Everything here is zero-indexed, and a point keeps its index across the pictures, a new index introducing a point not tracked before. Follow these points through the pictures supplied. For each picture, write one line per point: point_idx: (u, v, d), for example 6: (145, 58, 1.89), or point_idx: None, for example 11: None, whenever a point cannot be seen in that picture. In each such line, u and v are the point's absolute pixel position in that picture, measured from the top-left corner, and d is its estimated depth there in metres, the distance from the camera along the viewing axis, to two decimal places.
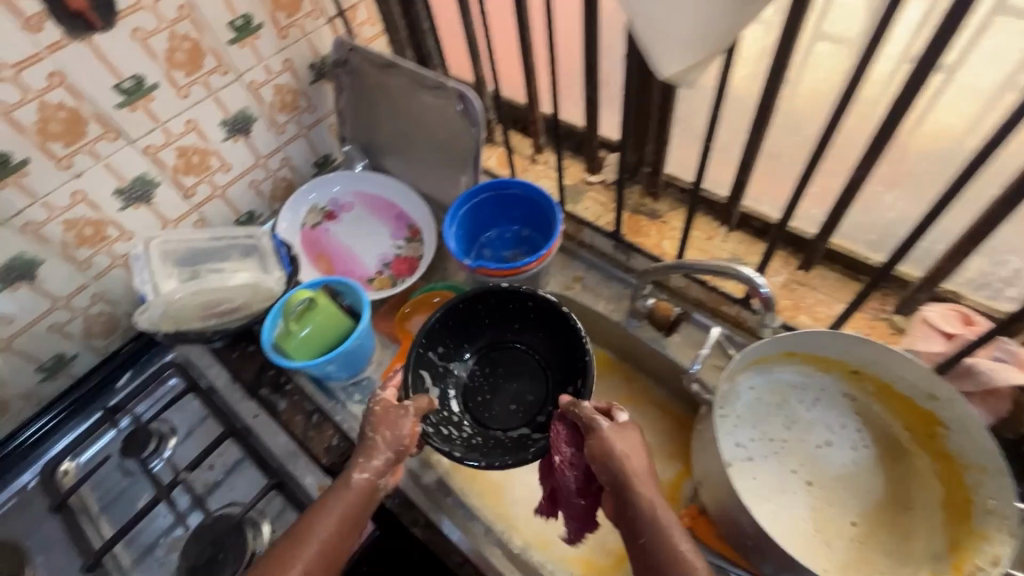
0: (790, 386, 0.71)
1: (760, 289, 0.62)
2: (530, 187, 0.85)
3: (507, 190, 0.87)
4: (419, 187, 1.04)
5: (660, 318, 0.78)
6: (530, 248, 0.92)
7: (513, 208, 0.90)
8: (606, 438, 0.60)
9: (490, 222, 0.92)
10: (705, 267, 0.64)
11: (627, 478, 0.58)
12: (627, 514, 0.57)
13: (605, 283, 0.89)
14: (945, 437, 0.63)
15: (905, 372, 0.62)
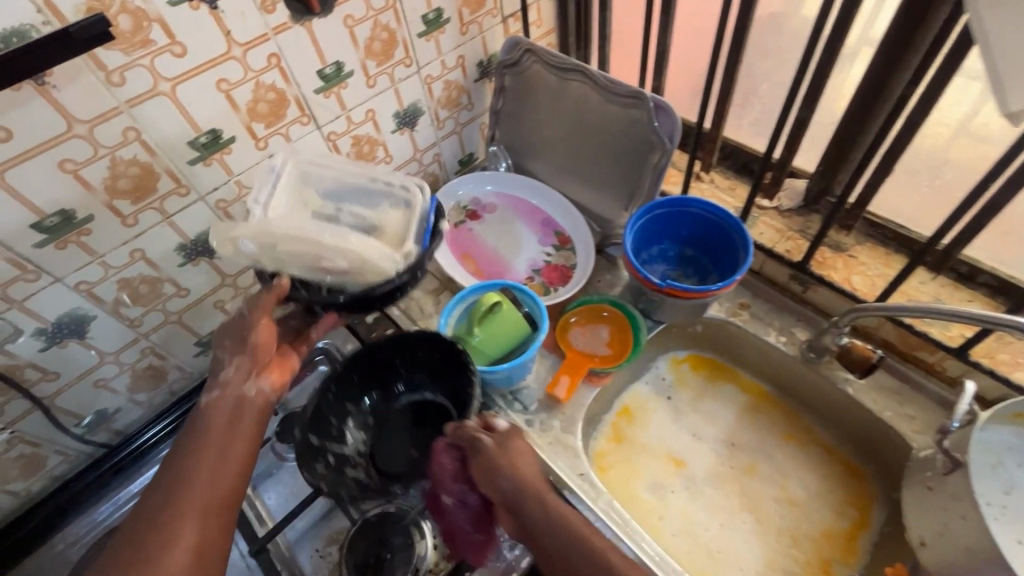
0: (1007, 447, 0.66)
1: None
2: (713, 208, 0.83)
3: (686, 209, 0.85)
4: (569, 194, 1.02)
5: (859, 358, 0.73)
6: (696, 271, 0.89)
7: (687, 228, 0.87)
8: (492, 463, 0.63)
9: (658, 240, 0.90)
10: (977, 316, 0.58)
11: (518, 492, 0.61)
12: (523, 526, 0.59)
13: (775, 313, 0.85)
14: None
15: None
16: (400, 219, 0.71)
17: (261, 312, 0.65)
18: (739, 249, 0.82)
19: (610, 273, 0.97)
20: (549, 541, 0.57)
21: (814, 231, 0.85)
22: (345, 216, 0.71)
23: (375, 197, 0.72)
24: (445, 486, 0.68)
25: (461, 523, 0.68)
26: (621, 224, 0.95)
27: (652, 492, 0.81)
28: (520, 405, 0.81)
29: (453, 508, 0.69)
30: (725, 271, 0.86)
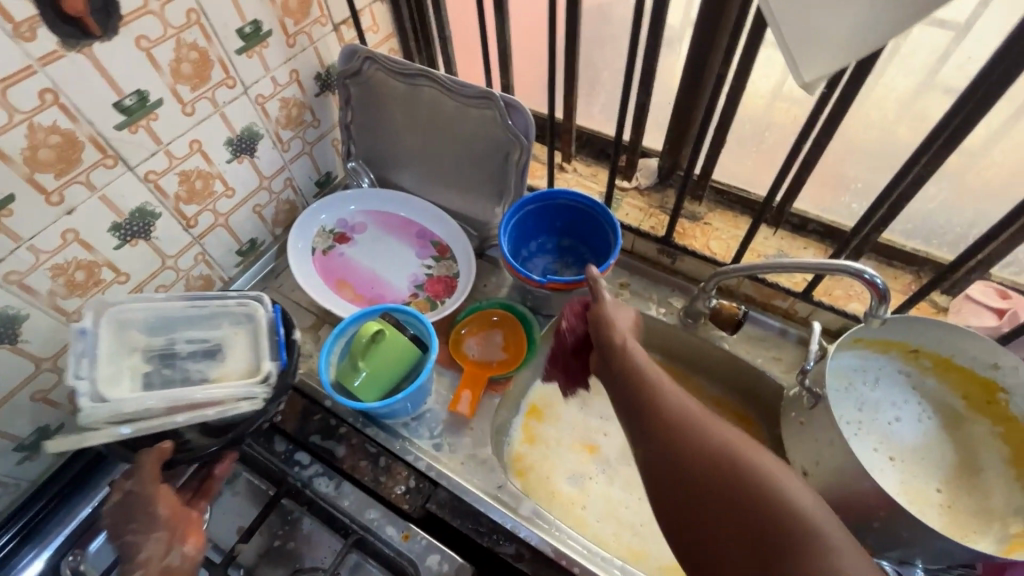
0: (853, 370, 0.75)
1: (869, 278, 0.60)
2: (576, 197, 0.85)
3: (555, 201, 0.86)
4: (441, 202, 0.99)
5: (726, 317, 0.78)
6: (575, 258, 0.90)
7: (559, 219, 0.89)
8: (607, 316, 0.63)
9: (535, 234, 0.90)
10: (810, 266, 0.64)
11: (607, 332, 0.63)
12: (604, 357, 0.63)
13: (652, 288, 0.90)
14: (1007, 403, 0.68)
15: (967, 349, 0.69)
16: (248, 342, 0.72)
17: (153, 485, 0.62)
18: (609, 234, 0.84)
19: (495, 275, 0.96)
20: (621, 369, 0.60)
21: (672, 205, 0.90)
22: (185, 352, 0.71)
23: (210, 320, 0.73)
24: (566, 317, 0.68)
25: (562, 346, 0.70)
26: (496, 225, 0.94)
27: (571, 483, 0.81)
28: (429, 431, 0.77)
29: (563, 340, 0.69)
30: (600, 255, 0.87)
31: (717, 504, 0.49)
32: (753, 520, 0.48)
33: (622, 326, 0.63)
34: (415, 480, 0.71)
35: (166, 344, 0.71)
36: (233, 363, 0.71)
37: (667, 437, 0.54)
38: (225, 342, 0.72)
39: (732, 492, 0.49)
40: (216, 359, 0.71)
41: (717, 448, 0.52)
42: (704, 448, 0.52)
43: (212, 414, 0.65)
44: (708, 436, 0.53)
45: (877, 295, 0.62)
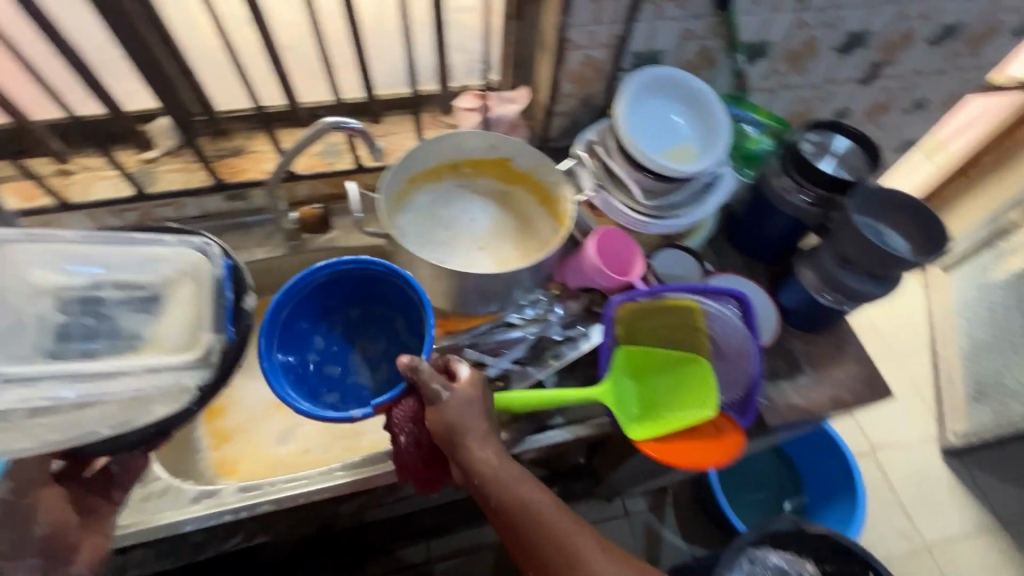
0: (428, 204, 0.89)
1: (349, 127, 0.69)
2: (331, 268, 0.73)
3: (311, 281, 0.73)
4: None
5: (310, 221, 0.84)
6: (370, 325, 0.80)
7: (320, 288, 0.75)
8: (446, 418, 0.62)
9: (299, 315, 0.75)
10: (304, 140, 0.70)
11: (455, 434, 0.62)
12: (453, 450, 0.62)
13: (248, 234, 0.87)
14: (513, 164, 0.89)
15: (469, 143, 0.86)
16: (198, 297, 0.62)
17: (41, 489, 0.58)
18: (394, 288, 0.76)
19: None
20: (469, 475, 0.62)
21: (208, 153, 0.86)
22: (114, 299, 0.60)
23: (143, 262, 0.61)
24: (403, 428, 0.66)
25: (410, 458, 0.68)
26: None
27: (284, 444, 0.83)
28: None
29: (411, 452, 0.67)
30: (393, 304, 0.79)
31: (520, 541, 0.60)
32: (537, 554, 0.59)
33: (459, 421, 0.62)
34: None
35: (88, 287, 0.59)
36: (172, 326, 0.60)
37: (527, 541, 0.59)
38: (165, 292, 0.61)
39: (532, 541, 0.59)
40: (151, 312, 0.61)
41: (551, 529, 0.59)
42: (517, 508, 0.59)
43: (108, 431, 0.57)
44: (548, 525, 0.59)
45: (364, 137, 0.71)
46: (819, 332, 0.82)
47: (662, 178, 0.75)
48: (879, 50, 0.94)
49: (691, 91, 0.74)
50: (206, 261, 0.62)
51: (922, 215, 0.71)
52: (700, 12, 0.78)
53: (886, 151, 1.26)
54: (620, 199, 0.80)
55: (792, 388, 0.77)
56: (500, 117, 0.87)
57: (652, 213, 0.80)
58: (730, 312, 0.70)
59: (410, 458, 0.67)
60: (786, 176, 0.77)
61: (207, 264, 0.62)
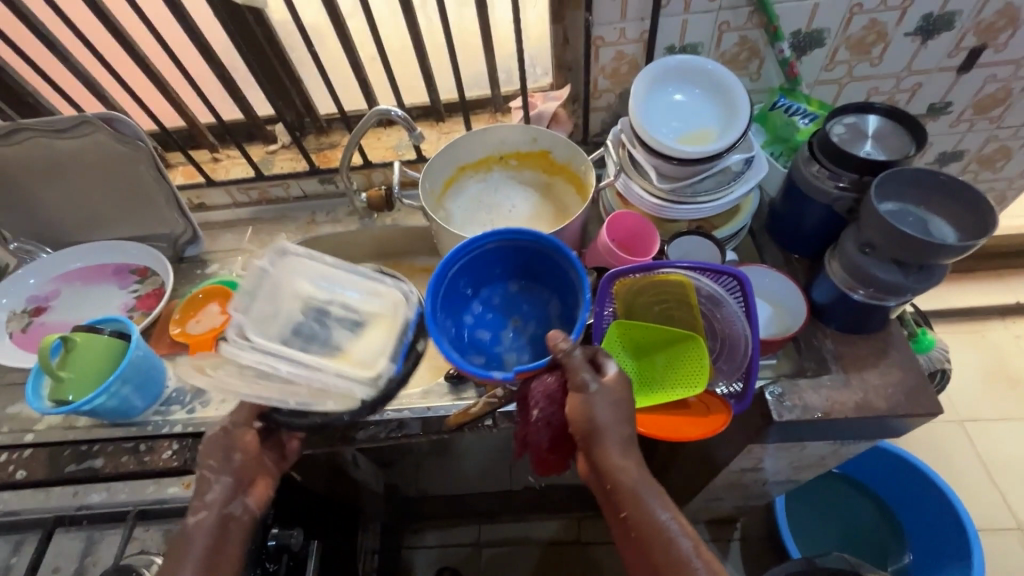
0: (476, 191, 1.00)
1: (393, 113, 0.85)
2: (507, 234, 0.77)
3: (485, 248, 0.78)
4: (131, 236, 1.04)
5: (377, 201, 0.99)
6: (528, 301, 0.84)
7: (488, 258, 0.80)
8: (592, 411, 0.63)
9: (466, 279, 0.81)
10: (359, 125, 0.87)
11: (596, 436, 0.63)
12: (590, 451, 0.64)
13: (332, 212, 1.07)
14: (554, 157, 0.96)
15: (510, 138, 0.96)
16: (386, 331, 0.82)
17: (243, 428, 0.72)
18: (558, 265, 0.77)
19: (200, 267, 1.04)
20: (601, 476, 0.64)
21: (311, 147, 1.08)
22: (336, 314, 0.82)
23: (356, 290, 0.84)
24: (539, 405, 0.68)
25: (537, 437, 0.71)
26: (179, 229, 1.03)
27: None
28: (177, 405, 0.85)
29: (539, 427, 0.69)
30: (557, 286, 0.81)
31: (640, 548, 0.61)
32: (656, 565, 0.60)
33: (600, 421, 0.63)
34: (176, 443, 0.80)
35: (323, 300, 0.82)
36: (365, 348, 0.80)
37: (644, 546, 0.61)
38: (369, 318, 0.83)
39: (652, 553, 0.60)
40: (356, 331, 0.81)
41: (675, 547, 0.60)
42: (642, 516, 0.61)
43: (295, 405, 0.73)
44: (672, 544, 0.60)
45: (404, 124, 0.86)
46: (859, 332, 0.74)
47: (676, 161, 0.76)
48: (973, 33, 0.84)
49: (708, 77, 0.76)
50: (401, 306, 0.83)
51: (972, 198, 0.64)
52: (732, 3, 0.79)
53: (1017, 154, 1.08)
54: (639, 185, 0.82)
55: (811, 385, 0.71)
56: (543, 113, 0.95)
57: (669, 198, 0.80)
58: (720, 288, 0.69)
59: (536, 435, 0.70)
60: (817, 164, 0.73)
61: (401, 308, 0.83)
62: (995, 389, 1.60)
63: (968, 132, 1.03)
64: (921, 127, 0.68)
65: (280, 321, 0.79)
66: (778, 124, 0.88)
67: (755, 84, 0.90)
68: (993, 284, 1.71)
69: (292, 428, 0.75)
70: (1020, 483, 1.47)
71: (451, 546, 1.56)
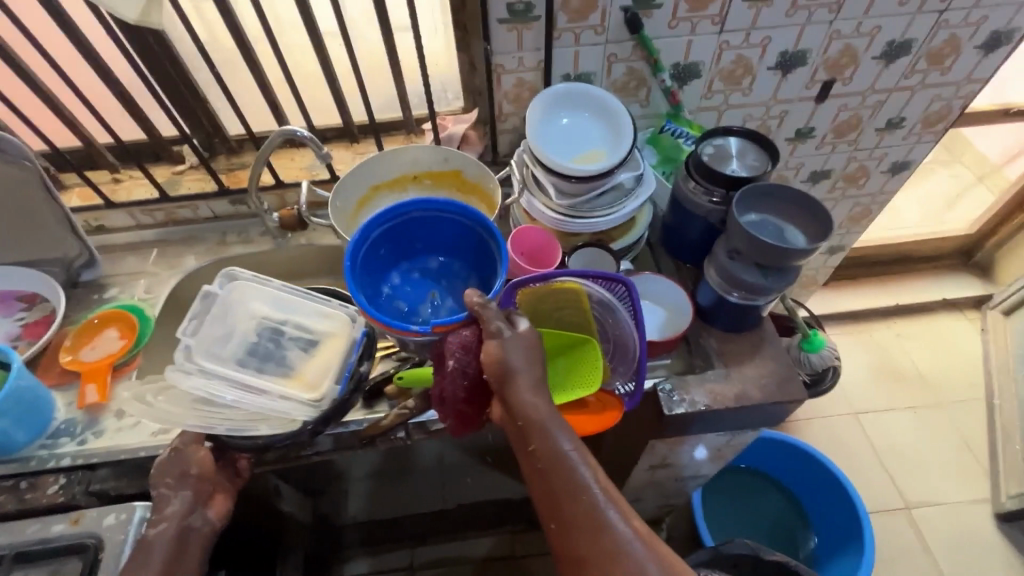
0: None
1: (298, 134, 0.86)
2: (430, 203, 0.80)
3: (409, 215, 0.81)
4: (17, 261, 0.98)
5: (288, 220, 1.00)
6: (446, 276, 0.87)
7: (412, 228, 0.83)
8: (505, 354, 0.67)
9: (387, 245, 0.83)
10: (264, 146, 0.87)
11: (507, 378, 0.67)
12: (505, 392, 0.68)
13: (245, 233, 1.06)
14: (466, 176, 1.00)
15: (424, 158, 0.99)
16: (335, 352, 0.83)
17: (195, 448, 0.75)
18: (478, 238, 0.82)
19: (97, 293, 0.99)
20: (513, 416, 0.67)
21: (221, 167, 1.07)
22: (289, 337, 0.85)
23: (310, 311, 0.87)
24: (455, 354, 0.71)
25: (453, 391, 0.73)
26: (73, 253, 0.98)
27: None
28: (65, 436, 0.79)
29: (455, 378, 0.72)
30: (477, 262, 0.85)
31: (546, 484, 0.64)
32: (560, 498, 0.63)
33: (513, 364, 0.67)
34: (65, 476, 0.76)
35: (279, 324, 0.86)
36: (313, 368, 0.82)
37: (548, 481, 0.64)
38: (320, 341, 0.85)
39: (555, 487, 0.64)
40: (308, 353, 0.84)
41: (576, 479, 0.64)
42: (548, 451, 0.65)
43: (226, 431, 0.75)
44: (573, 475, 0.64)
45: (310, 143, 0.86)
46: (738, 331, 0.82)
47: (570, 178, 0.82)
48: (823, 68, 0.97)
49: (597, 102, 0.83)
50: (352, 326, 0.85)
51: (816, 209, 0.74)
52: (616, 37, 0.87)
53: (874, 173, 1.24)
54: (541, 201, 0.87)
55: (697, 381, 0.78)
56: (453, 135, 1.00)
57: (568, 213, 0.86)
58: (608, 294, 0.74)
59: (451, 389, 0.73)
60: (693, 181, 0.81)
61: (351, 329, 0.85)
62: (882, 382, 1.78)
63: (832, 154, 1.17)
64: (775, 147, 0.78)
65: (230, 343, 0.82)
66: (666, 145, 0.96)
67: (646, 110, 0.99)
68: (874, 288, 1.91)
69: (238, 449, 0.77)
70: (905, 465, 1.63)
71: (383, 571, 1.52)
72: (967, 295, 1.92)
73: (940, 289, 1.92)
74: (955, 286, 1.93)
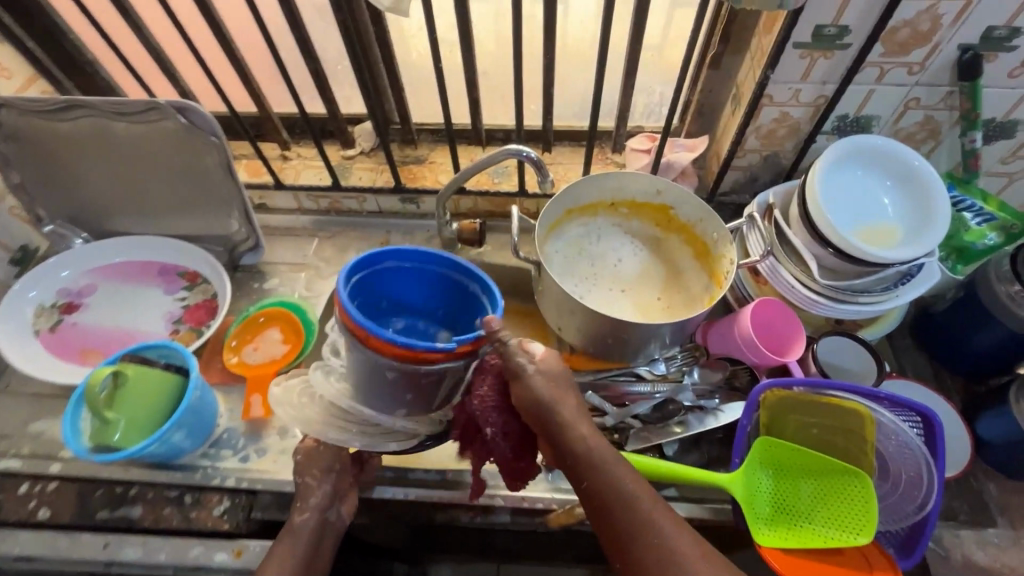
0: (579, 237, 0.88)
1: (526, 155, 0.72)
2: (404, 256, 0.66)
3: (381, 265, 0.65)
4: (182, 234, 0.92)
5: (469, 234, 0.87)
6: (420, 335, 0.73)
7: (385, 285, 0.68)
8: (533, 393, 0.55)
9: (360, 302, 0.67)
10: (481, 162, 0.73)
11: (546, 411, 0.55)
12: (551, 432, 0.55)
13: (410, 235, 0.96)
14: (676, 214, 0.85)
15: (637, 186, 0.84)
16: None
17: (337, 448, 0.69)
18: (471, 293, 0.66)
19: (256, 279, 0.93)
20: (559, 455, 0.56)
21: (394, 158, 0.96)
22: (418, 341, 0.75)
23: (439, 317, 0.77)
24: (484, 415, 0.59)
25: (501, 453, 0.61)
26: (239, 235, 0.91)
27: None
28: (229, 450, 0.74)
29: (495, 441, 0.60)
30: (451, 315, 0.71)
31: (608, 534, 0.53)
32: (629, 554, 0.51)
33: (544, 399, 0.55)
34: (229, 499, 0.71)
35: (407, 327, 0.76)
36: None
37: (609, 526, 0.52)
38: None
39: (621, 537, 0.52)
40: None
41: (642, 525, 0.51)
42: (610, 490, 0.53)
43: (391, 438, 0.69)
44: (638, 521, 0.51)
45: (535, 168, 0.72)
46: None
47: (850, 258, 0.65)
48: None
49: (904, 168, 0.66)
50: None
51: None
52: (934, 79, 0.68)
53: None
54: (790, 272, 0.71)
55: (972, 540, 0.63)
56: (672, 163, 0.84)
57: (825, 294, 0.70)
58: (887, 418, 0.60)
59: (499, 452, 0.61)
60: (1017, 285, 0.63)
61: None
62: None
63: None
64: None
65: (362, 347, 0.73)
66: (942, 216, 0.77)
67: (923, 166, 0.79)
68: None
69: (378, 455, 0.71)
70: None
71: None
72: None
73: None
74: None
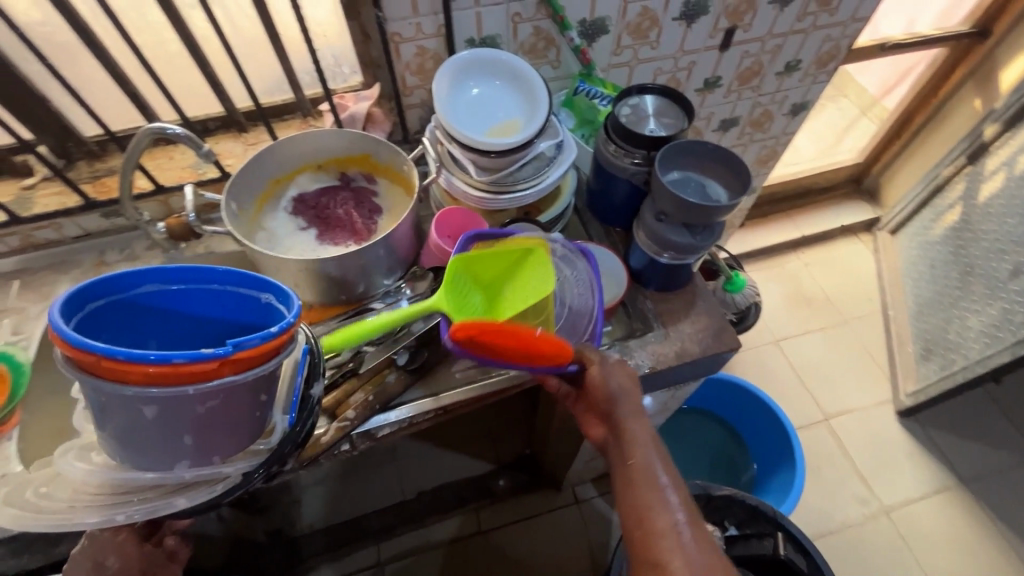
0: (296, 200, 0.92)
1: (168, 131, 0.71)
2: (174, 272, 0.52)
3: (139, 289, 0.51)
4: None
5: (178, 231, 0.87)
6: None
7: (154, 321, 0.55)
8: (604, 380, 0.67)
9: (111, 338, 0.52)
10: (130, 151, 0.73)
11: (616, 400, 0.66)
12: (608, 407, 0.66)
13: (127, 249, 0.94)
14: (374, 157, 0.92)
15: (332, 143, 0.91)
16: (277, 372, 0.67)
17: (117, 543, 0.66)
18: (266, 307, 0.55)
19: None
20: (615, 436, 0.65)
21: (83, 175, 0.92)
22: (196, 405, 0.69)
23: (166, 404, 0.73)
24: (346, 196, 0.92)
25: (322, 211, 0.91)
26: None
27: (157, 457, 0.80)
28: None
29: (330, 210, 0.91)
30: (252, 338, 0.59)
31: (630, 499, 0.60)
32: (641, 510, 0.58)
33: (616, 389, 0.67)
34: None
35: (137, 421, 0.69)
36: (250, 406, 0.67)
37: (633, 488, 0.60)
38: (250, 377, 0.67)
39: (638, 500, 0.59)
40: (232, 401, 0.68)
41: (660, 491, 0.58)
42: (638, 465, 0.61)
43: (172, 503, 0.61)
44: (655, 484, 0.59)
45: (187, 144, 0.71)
46: (673, 290, 0.83)
47: (488, 152, 0.77)
48: (724, 17, 0.97)
49: (508, 69, 0.80)
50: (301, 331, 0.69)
51: (734, 163, 0.75)
52: None
53: (777, 115, 1.29)
54: (461, 179, 0.81)
55: (640, 345, 0.79)
56: (354, 115, 0.91)
57: (491, 189, 0.81)
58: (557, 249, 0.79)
59: (321, 209, 0.91)
60: (613, 144, 0.78)
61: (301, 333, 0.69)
62: (795, 310, 1.95)
63: (738, 100, 1.20)
64: (689, 103, 0.78)
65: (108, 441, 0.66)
66: (582, 108, 0.92)
67: (558, 70, 0.95)
68: (786, 224, 2.09)
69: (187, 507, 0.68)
70: (823, 381, 1.80)
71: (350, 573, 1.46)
72: (863, 218, 2.11)
73: (840, 218, 2.11)
74: (849, 212, 2.13)
